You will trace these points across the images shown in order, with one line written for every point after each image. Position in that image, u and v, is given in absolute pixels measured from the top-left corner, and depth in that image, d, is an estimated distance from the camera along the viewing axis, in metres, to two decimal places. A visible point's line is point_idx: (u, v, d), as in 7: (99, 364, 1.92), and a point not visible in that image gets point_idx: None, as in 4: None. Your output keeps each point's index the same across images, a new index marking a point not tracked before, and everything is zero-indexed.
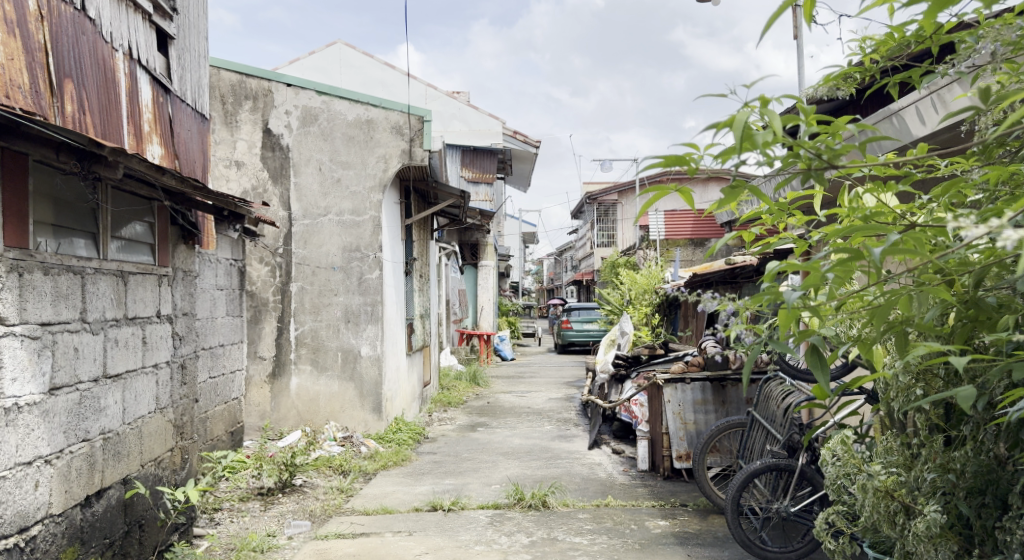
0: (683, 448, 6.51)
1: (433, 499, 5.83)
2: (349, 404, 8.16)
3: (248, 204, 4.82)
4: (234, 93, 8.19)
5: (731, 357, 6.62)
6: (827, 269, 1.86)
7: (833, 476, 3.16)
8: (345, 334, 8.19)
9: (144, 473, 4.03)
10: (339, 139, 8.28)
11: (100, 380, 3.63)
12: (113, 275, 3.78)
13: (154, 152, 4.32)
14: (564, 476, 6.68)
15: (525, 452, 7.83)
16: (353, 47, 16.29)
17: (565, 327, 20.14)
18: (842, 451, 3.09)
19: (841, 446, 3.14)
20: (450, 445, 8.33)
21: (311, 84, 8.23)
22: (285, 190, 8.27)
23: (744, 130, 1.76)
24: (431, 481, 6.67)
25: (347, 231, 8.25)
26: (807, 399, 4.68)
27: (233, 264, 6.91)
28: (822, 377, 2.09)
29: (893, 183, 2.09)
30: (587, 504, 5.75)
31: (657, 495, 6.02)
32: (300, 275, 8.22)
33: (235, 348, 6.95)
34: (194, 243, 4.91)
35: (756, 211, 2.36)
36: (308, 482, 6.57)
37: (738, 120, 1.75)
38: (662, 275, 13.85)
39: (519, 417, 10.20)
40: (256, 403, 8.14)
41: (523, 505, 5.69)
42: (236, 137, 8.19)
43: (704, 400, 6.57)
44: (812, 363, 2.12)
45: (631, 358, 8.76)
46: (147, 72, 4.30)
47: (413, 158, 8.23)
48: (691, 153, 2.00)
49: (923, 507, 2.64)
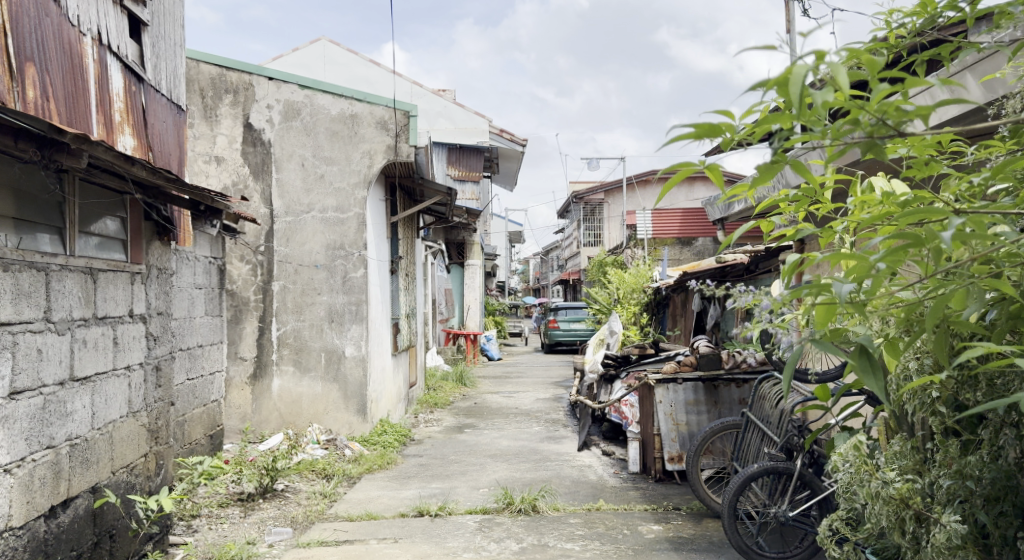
0: (675, 450, 6.38)
1: (420, 505, 5.66)
2: (333, 406, 7.96)
3: (227, 198, 4.62)
4: (214, 87, 7.97)
5: (725, 357, 6.51)
6: (880, 258, 1.71)
7: (844, 484, 2.99)
8: (329, 334, 8.00)
9: (116, 481, 3.84)
10: (322, 134, 8.09)
11: (67, 383, 3.44)
12: (81, 273, 3.59)
13: (126, 143, 4.13)
14: (554, 479, 6.52)
15: (513, 454, 7.67)
16: (338, 43, 16.09)
17: (552, 327, 20.02)
18: (851, 456, 2.94)
19: (851, 451, 2.98)
20: (437, 447, 8.15)
21: (294, 77, 8.04)
22: (267, 186, 8.07)
23: (802, 90, 1.57)
24: (417, 485, 6.49)
25: (330, 228, 8.06)
26: (804, 400, 4.52)
27: (212, 262, 6.77)
28: (873, 383, 1.89)
29: (933, 164, 1.96)
30: (578, 508, 5.59)
31: (650, 498, 5.87)
32: (282, 274, 8.02)
33: (213, 349, 6.78)
34: (170, 239, 4.71)
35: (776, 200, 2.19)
36: (290, 486, 6.38)
37: (797, 77, 1.55)
38: (650, 274, 13.73)
39: (507, 418, 10.04)
40: (237, 405, 7.93)
41: (512, 510, 5.53)
42: (216, 132, 7.98)
43: (696, 401, 6.43)
44: (860, 366, 1.92)
45: (621, 357, 8.60)
46: (119, 59, 4.09)
47: (399, 154, 8.05)
48: (726, 123, 1.78)
49: (939, 516, 2.50)
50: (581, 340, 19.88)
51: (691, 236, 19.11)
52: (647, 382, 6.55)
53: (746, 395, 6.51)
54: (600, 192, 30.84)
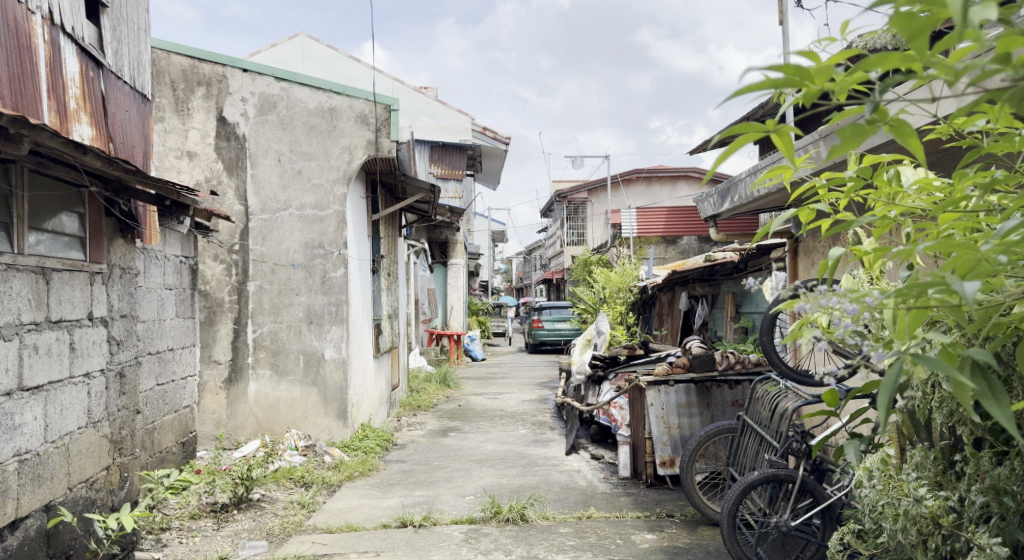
0: (666, 454, 6.13)
1: (403, 515, 5.40)
2: (312, 411, 7.68)
3: (195, 192, 4.35)
4: (186, 79, 7.67)
5: (718, 358, 6.26)
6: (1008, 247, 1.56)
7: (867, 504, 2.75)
8: (308, 336, 7.72)
9: (72, 498, 3.55)
10: (299, 128, 7.82)
11: (15, 393, 3.16)
12: (31, 273, 3.31)
13: (82, 132, 3.86)
14: (542, 485, 6.29)
15: (499, 459, 7.43)
16: (317, 39, 15.78)
17: (536, 327, 19.79)
18: (876, 471, 2.74)
19: (877, 465, 2.78)
20: (420, 452, 7.89)
21: (269, 69, 7.75)
22: (242, 182, 7.77)
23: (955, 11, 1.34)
24: (400, 493, 6.24)
25: (309, 227, 7.78)
26: (804, 404, 4.31)
27: (183, 262, 6.51)
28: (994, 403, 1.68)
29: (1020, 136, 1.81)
30: (569, 517, 5.36)
31: (641, 505, 5.64)
32: (258, 273, 7.73)
33: (185, 353, 6.53)
34: (135, 237, 4.42)
35: (829, 182, 1.99)
36: (266, 496, 6.10)
37: None
38: (636, 273, 13.55)
39: (492, 421, 9.80)
40: (211, 411, 7.64)
41: (499, 520, 5.28)
42: (189, 126, 7.68)
43: (688, 403, 6.23)
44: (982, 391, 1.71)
45: (609, 358, 8.44)
46: (73, 41, 3.80)
47: (380, 149, 7.79)
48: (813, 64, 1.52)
49: (974, 537, 2.27)
50: (566, 341, 19.67)
51: (676, 234, 18.93)
52: (637, 384, 6.34)
53: (739, 397, 6.28)
54: (584, 191, 30.66)
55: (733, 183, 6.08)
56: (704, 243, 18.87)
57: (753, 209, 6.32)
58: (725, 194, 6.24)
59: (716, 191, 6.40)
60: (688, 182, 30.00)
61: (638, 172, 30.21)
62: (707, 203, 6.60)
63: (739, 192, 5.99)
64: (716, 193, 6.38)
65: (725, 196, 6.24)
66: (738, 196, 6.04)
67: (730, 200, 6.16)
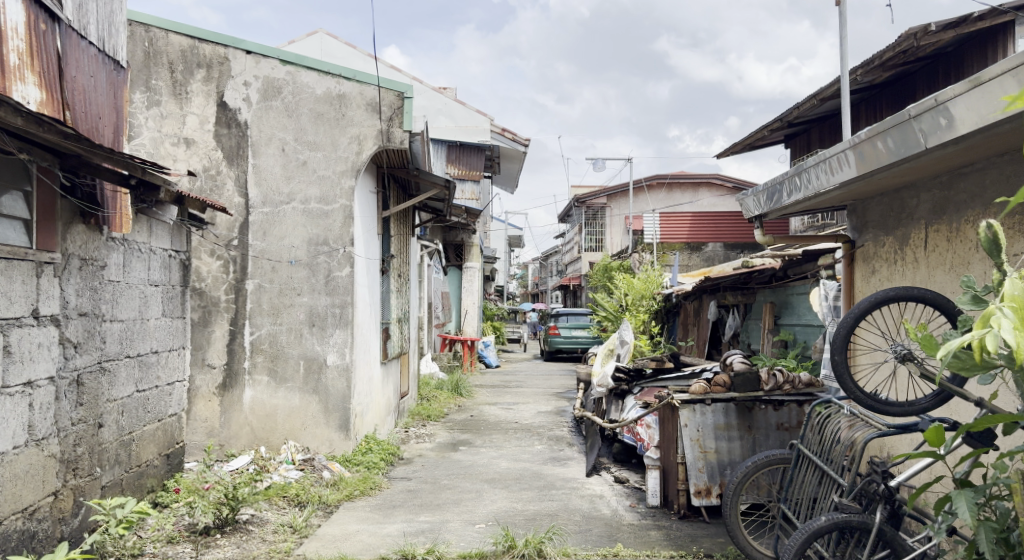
0: (702, 482, 5.47)
1: (404, 546, 4.77)
2: (311, 421, 7.08)
3: (163, 171, 3.88)
4: (185, 60, 7.11)
5: (764, 377, 5.59)
6: None
7: None
8: (309, 340, 7.13)
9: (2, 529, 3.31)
10: (305, 116, 7.24)
11: None
12: None
13: (26, 92, 3.36)
14: (561, 513, 5.64)
15: (514, 479, 6.78)
16: (335, 36, 15.26)
17: (552, 334, 19.07)
18: None
19: None
20: (427, 469, 7.26)
21: (274, 51, 7.18)
22: (242, 172, 7.18)
23: None
24: (403, 517, 5.62)
25: (313, 221, 7.20)
26: (877, 436, 3.67)
27: (173, 256, 5.96)
28: None
29: None
30: (593, 554, 4.72)
31: (675, 541, 4.98)
32: (257, 271, 7.14)
33: (173, 356, 5.98)
34: (102, 221, 4.07)
35: None
36: (255, 517, 5.50)
37: None
38: (661, 279, 12.90)
39: (506, 435, 9.14)
40: (203, 418, 7.04)
41: (514, 556, 4.64)
42: (187, 111, 7.11)
43: (727, 425, 5.58)
44: None
45: (634, 371, 7.77)
46: None
47: (392, 140, 7.21)
48: None
49: None
50: (584, 349, 18.97)
51: (700, 241, 18.19)
52: (669, 402, 5.68)
53: (785, 419, 5.61)
54: (603, 196, 29.97)
55: (783, 180, 5.42)
56: (729, 250, 18.14)
57: (803, 209, 5.68)
58: (773, 194, 5.59)
59: (761, 189, 5.74)
60: (710, 189, 29.21)
61: (659, 178, 29.45)
62: (750, 203, 5.95)
63: (792, 190, 5.33)
64: (761, 192, 5.73)
65: (772, 196, 5.59)
66: (789, 195, 5.38)
67: (778, 200, 5.51)
